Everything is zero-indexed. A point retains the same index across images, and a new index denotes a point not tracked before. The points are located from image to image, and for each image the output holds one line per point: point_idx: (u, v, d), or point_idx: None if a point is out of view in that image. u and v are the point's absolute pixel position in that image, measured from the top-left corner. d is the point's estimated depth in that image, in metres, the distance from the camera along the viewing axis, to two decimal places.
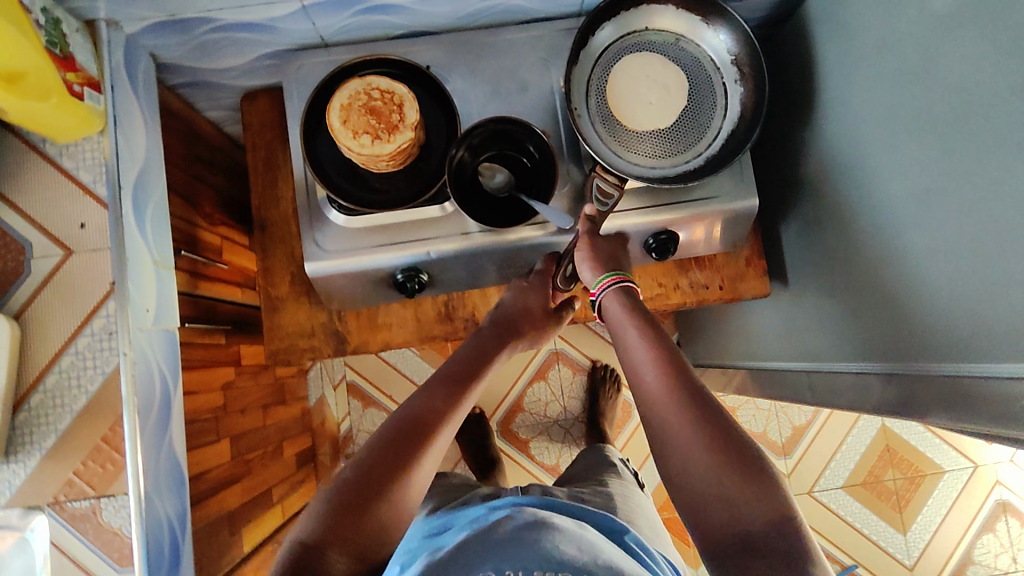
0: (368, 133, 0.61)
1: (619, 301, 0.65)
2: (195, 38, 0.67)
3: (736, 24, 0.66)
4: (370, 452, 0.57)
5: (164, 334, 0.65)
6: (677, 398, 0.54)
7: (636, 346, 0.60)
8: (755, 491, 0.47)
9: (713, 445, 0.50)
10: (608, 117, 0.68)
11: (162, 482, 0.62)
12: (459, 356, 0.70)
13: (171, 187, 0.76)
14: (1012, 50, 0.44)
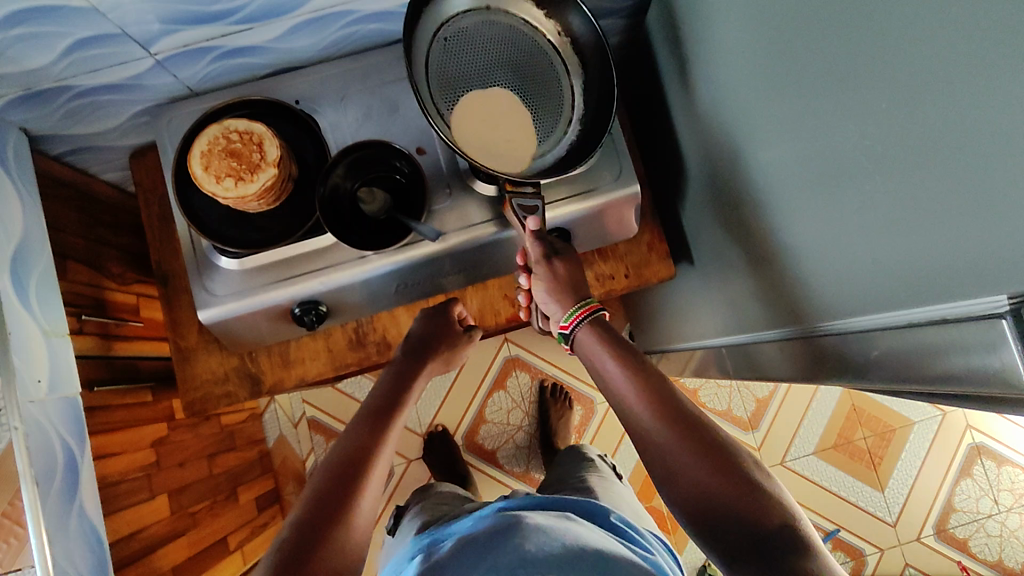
0: (231, 176, 0.62)
1: (593, 336, 0.67)
2: (61, 107, 0.68)
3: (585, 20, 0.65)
4: (311, 498, 0.59)
5: (63, 401, 0.66)
6: (665, 420, 0.58)
7: (615, 375, 0.64)
8: (741, 491, 0.54)
9: (691, 452, 0.56)
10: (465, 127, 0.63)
11: (74, 547, 0.62)
12: (377, 393, 0.73)
13: (68, 254, 0.76)
14: (833, 8, 0.44)
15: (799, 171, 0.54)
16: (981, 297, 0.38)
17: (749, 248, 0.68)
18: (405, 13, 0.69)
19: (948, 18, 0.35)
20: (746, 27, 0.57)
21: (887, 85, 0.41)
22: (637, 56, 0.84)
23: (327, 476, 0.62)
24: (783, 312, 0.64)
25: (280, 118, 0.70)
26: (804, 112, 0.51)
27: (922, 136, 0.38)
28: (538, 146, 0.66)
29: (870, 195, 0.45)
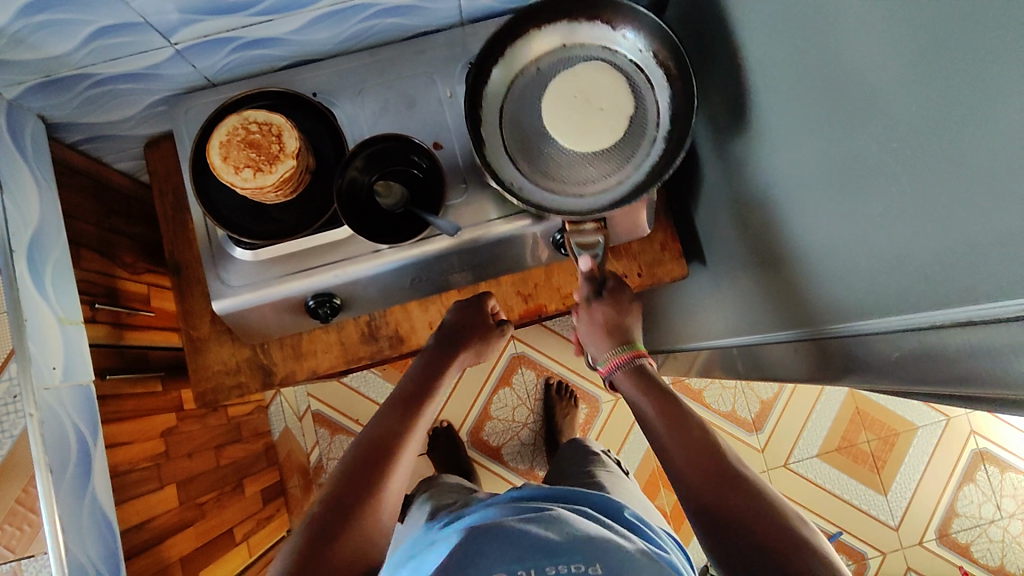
0: (249, 167, 0.62)
1: (630, 379, 0.70)
2: (79, 95, 0.68)
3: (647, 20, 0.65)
4: (335, 485, 0.60)
5: (78, 389, 0.66)
6: (694, 450, 0.60)
7: (647, 405, 0.66)
8: (772, 525, 0.54)
9: (717, 479, 0.58)
10: (537, 150, 0.67)
11: (87, 534, 0.62)
12: (408, 380, 0.71)
13: (82, 243, 0.76)
14: (861, 10, 0.44)
15: (820, 173, 0.54)
16: (1004, 301, 0.38)
17: (764, 250, 0.68)
18: (425, 8, 0.69)
19: (980, 19, 0.35)
20: (767, 28, 0.57)
21: (916, 87, 0.41)
22: None
23: (353, 462, 0.62)
24: (797, 313, 0.64)
25: (298, 109, 0.70)
26: (827, 114, 0.51)
27: (951, 138, 0.39)
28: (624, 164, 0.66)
29: (892, 196, 0.45)
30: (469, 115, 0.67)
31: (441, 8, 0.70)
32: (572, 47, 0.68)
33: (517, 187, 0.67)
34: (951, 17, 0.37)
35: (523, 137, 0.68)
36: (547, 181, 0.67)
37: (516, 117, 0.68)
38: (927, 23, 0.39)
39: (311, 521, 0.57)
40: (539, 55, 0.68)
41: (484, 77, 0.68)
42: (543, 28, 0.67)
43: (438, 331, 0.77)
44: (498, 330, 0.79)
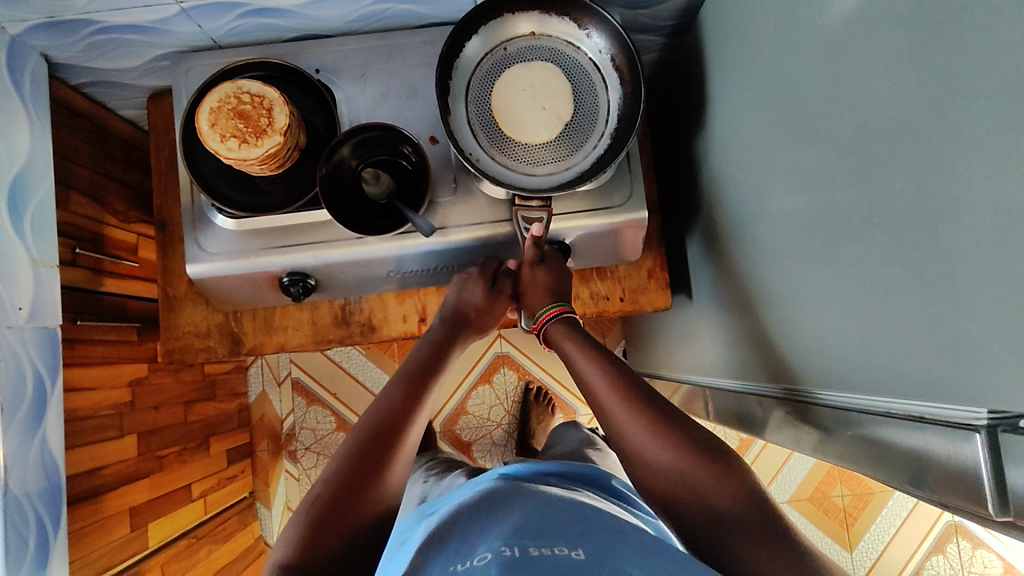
0: (236, 137, 0.61)
1: (564, 328, 0.68)
2: (83, 39, 0.67)
3: (605, 19, 0.64)
4: (341, 457, 0.55)
5: (42, 331, 0.66)
6: (635, 411, 0.58)
7: (590, 368, 0.63)
8: (728, 488, 0.51)
9: (665, 438, 0.55)
10: (497, 127, 0.66)
11: (32, 478, 0.63)
12: (414, 353, 0.68)
13: (73, 185, 0.76)
14: (858, 71, 0.42)
15: (800, 231, 0.52)
16: (958, 408, 0.37)
17: (744, 296, 0.66)
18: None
19: (965, 104, 0.32)
20: (766, 74, 0.54)
21: (896, 164, 0.38)
22: (672, 77, 0.82)
23: (359, 434, 0.57)
24: (766, 368, 0.62)
25: (289, 79, 0.69)
26: (812, 173, 0.49)
27: (926, 225, 0.36)
28: (571, 155, 0.67)
29: (867, 271, 0.43)
30: (439, 78, 0.65)
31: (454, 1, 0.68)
32: (541, 37, 0.66)
33: (474, 156, 0.65)
34: (937, 95, 0.34)
35: (482, 116, 0.67)
36: (498, 157, 0.66)
37: (477, 94, 0.67)
38: (915, 97, 0.36)
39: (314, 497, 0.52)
40: (514, 38, 0.66)
41: (471, 31, 0.66)
42: (518, 12, 0.66)
43: (442, 308, 0.74)
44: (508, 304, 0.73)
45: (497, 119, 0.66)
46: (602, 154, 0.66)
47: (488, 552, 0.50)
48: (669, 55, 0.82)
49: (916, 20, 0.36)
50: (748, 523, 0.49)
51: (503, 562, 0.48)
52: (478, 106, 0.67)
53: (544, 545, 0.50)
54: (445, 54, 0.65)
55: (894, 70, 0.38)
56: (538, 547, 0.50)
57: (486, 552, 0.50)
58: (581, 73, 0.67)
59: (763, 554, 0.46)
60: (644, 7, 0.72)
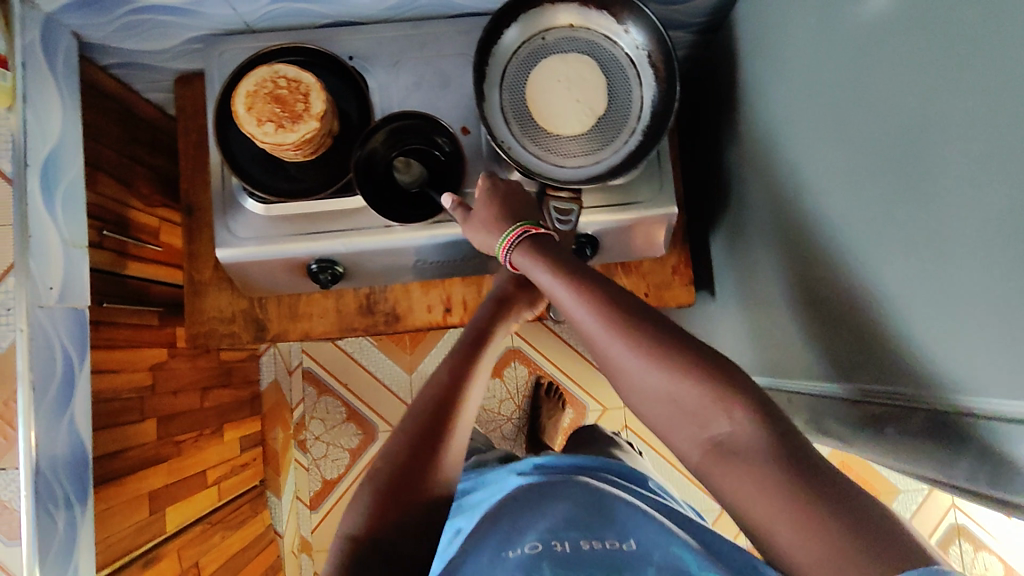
0: (272, 121, 0.61)
1: (525, 251, 0.58)
2: (118, 19, 0.67)
3: (641, 10, 0.63)
4: (400, 433, 0.56)
5: (71, 312, 0.66)
6: (610, 325, 0.49)
7: (556, 287, 0.54)
8: (730, 411, 0.45)
9: (662, 361, 0.47)
10: (530, 117, 0.67)
11: (59, 458, 0.63)
12: (465, 333, 0.67)
13: (100, 167, 0.76)
14: (932, 65, 0.42)
15: (863, 226, 0.53)
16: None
17: (797, 290, 0.66)
18: None
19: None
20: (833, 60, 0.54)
21: None
22: (703, 73, 0.82)
23: (415, 410, 0.58)
24: (835, 365, 0.61)
25: (322, 64, 0.68)
26: (883, 170, 0.49)
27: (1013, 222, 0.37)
28: (602, 149, 0.67)
29: None
30: (475, 65, 0.65)
31: None
32: (579, 30, 0.67)
33: (507, 145, 0.65)
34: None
35: (515, 107, 0.67)
36: (528, 148, 0.66)
37: (511, 84, 0.67)
38: None
39: (377, 474, 0.54)
40: (551, 29, 0.67)
41: (510, 21, 0.66)
42: (557, 3, 0.66)
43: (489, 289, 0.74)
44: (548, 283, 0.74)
45: (531, 109, 0.67)
46: (633, 148, 0.66)
47: (538, 543, 0.56)
48: (699, 51, 0.82)
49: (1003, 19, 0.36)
50: (756, 449, 0.43)
51: (553, 557, 0.55)
52: (512, 95, 0.67)
53: (593, 539, 0.56)
54: (482, 41, 0.65)
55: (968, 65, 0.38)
56: (587, 541, 0.56)
57: (535, 542, 0.56)
58: (616, 68, 0.67)
59: (787, 505, 0.39)
60: (678, 3, 0.72)
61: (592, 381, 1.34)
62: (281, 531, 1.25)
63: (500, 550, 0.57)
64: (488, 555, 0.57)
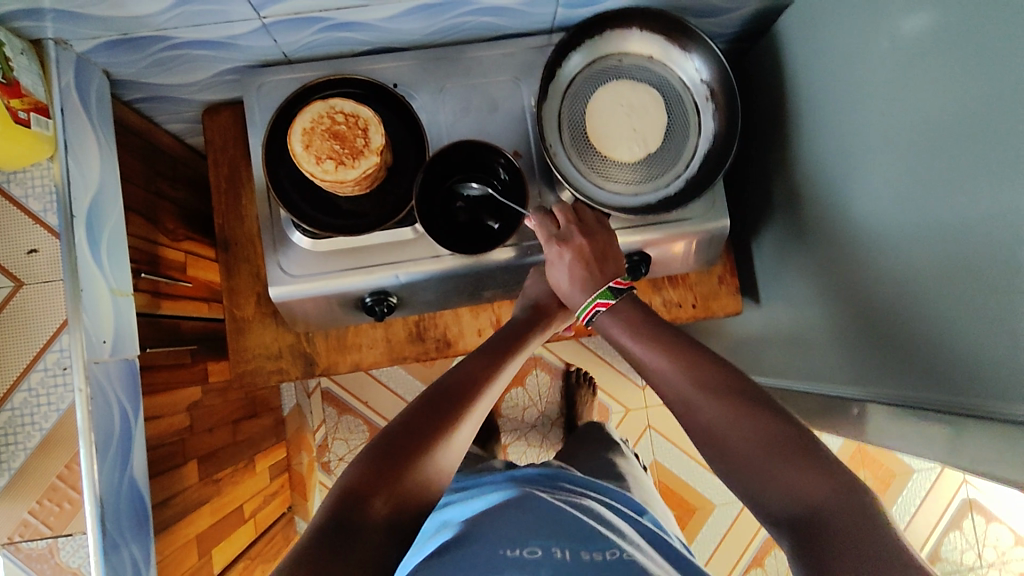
0: (331, 158, 0.59)
1: (614, 317, 0.60)
2: (151, 55, 0.64)
3: (706, 47, 0.64)
4: (401, 422, 0.53)
5: (124, 363, 0.64)
6: (705, 388, 0.51)
7: (646, 351, 0.56)
8: (816, 478, 0.43)
9: (742, 417, 0.48)
10: (586, 139, 0.66)
11: (123, 518, 0.61)
12: (489, 341, 0.65)
13: (131, 206, 0.73)
14: (1007, 93, 0.44)
15: (923, 241, 0.54)
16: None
17: (847, 299, 0.68)
18: (521, 11, 0.67)
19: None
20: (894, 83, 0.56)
21: None
22: (738, 81, 0.83)
23: (418, 403, 0.55)
24: (879, 377, 0.65)
25: (379, 98, 0.67)
26: (947, 186, 0.51)
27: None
28: (648, 179, 0.67)
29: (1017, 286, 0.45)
30: (543, 80, 0.65)
31: (537, 14, 0.68)
32: (650, 61, 0.68)
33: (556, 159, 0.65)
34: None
35: (569, 131, 0.67)
36: (572, 171, 0.66)
37: (571, 108, 0.67)
38: None
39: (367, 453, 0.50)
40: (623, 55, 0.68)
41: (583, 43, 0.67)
42: (637, 31, 0.67)
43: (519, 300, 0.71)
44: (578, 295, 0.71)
45: (587, 129, 0.67)
46: (672, 195, 0.66)
47: (537, 549, 0.53)
48: (737, 59, 0.82)
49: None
50: (837, 520, 0.41)
51: (550, 563, 0.52)
52: (572, 107, 0.67)
53: (595, 551, 0.52)
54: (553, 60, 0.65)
55: None
56: (588, 552, 0.52)
57: (534, 547, 0.54)
58: (676, 97, 0.68)
59: (850, 550, 0.39)
60: (716, 16, 0.73)
61: (613, 383, 1.35)
62: None
63: (496, 550, 0.54)
64: (480, 550, 0.54)
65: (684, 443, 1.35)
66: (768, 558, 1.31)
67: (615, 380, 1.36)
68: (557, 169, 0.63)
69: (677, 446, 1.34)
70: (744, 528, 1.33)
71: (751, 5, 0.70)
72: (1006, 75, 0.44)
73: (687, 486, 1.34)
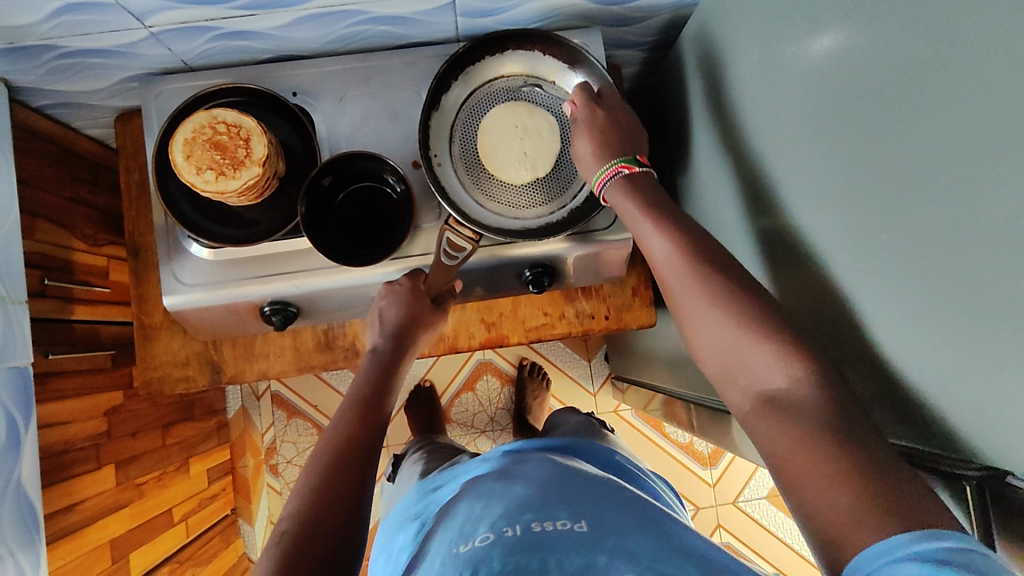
0: (212, 169, 0.59)
1: (621, 190, 0.59)
2: (45, 64, 0.63)
3: (601, 73, 0.66)
4: (310, 488, 0.54)
5: (13, 371, 0.64)
6: (694, 275, 0.50)
7: (644, 224, 0.55)
8: (789, 370, 0.44)
9: (724, 306, 0.48)
10: (479, 163, 0.67)
11: (7, 525, 0.61)
12: (359, 385, 0.66)
13: (37, 213, 0.73)
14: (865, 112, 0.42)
15: (800, 260, 0.53)
16: (977, 449, 0.38)
17: None
18: (419, 21, 0.66)
19: (995, 153, 0.33)
20: (772, 98, 0.54)
21: (919, 213, 0.39)
22: (655, 91, 0.82)
23: (324, 462, 0.57)
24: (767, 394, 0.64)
25: (285, 117, 0.68)
26: (815, 206, 0.50)
27: (944, 265, 0.38)
28: (545, 201, 0.67)
29: (886, 308, 0.44)
30: (426, 107, 0.65)
31: (437, 23, 0.67)
32: (535, 79, 0.67)
33: (450, 187, 0.66)
34: (957, 139, 0.35)
35: (462, 151, 0.67)
36: (466, 195, 0.66)
37: (462, 129, 0.67)
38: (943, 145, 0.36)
39: (286, 527, 0.51)
40: (507, 74, 0.67)
41: (466, 65, 0.66)
42: (520, 49, 0.66)
43: (376, 326, 0.69)
44: (439, 311, 0.71)
45: (480, 153, 0.66)
46: (551, 223, 0.67)
47: (487, 534, 0.49)
48: (654, 69, 0.81)
49: (936, 65, 0.36)
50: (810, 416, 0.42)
51: (503, 544, 0.47)
52: (467, 122, 0.67)
53: (546, 521, 0.49)
54: (434, 89, 0.65)
55: (917, 117, 0.38)
56: (539, 523, 0.49)
57: (485, 534, 0.49)
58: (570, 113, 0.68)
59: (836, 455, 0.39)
60: (628, 24, 0.71)
61: (564, 390, 1.34)
62: (253, 557, 1.24)
63: (451, 549, 0.49)
64: (438, 561, 0.49)
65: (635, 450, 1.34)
66: None
67: (567, 386, 1.35)
68: (435, 182, 0.64)
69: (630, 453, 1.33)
70: None
71: (658, 16, 0.69)
72: (870, 91, 0.42)
73: None
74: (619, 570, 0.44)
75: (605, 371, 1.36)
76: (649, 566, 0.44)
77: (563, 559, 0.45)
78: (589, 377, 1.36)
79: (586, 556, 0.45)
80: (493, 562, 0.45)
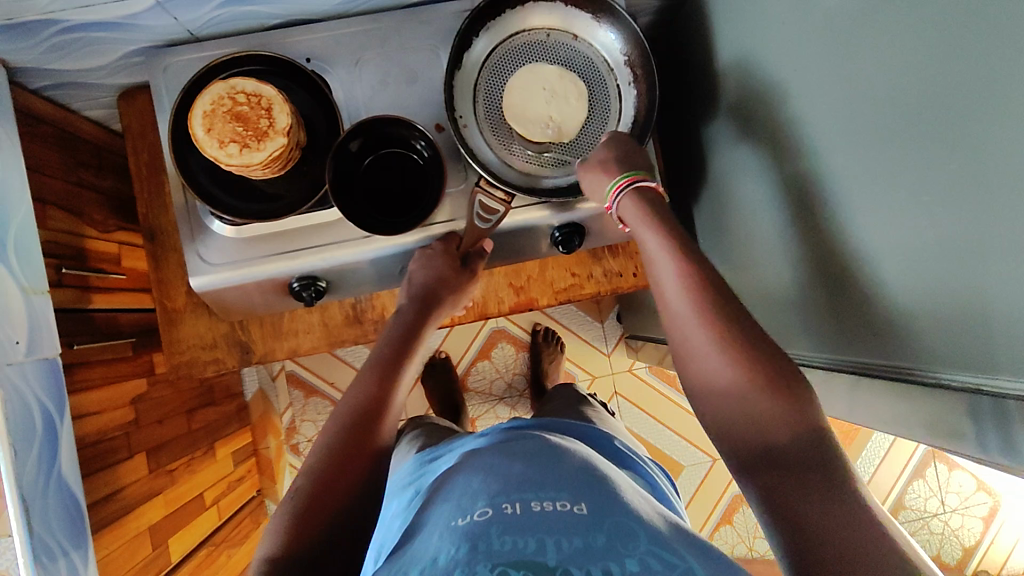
0: (235, 142, 0.57)
1: (636, 204, 0.59)
2: (46, 41, 0.60)
3: (628, 22, 0.63)
4: (326, 451, 0.53)
5: (42, 363, 0.63)
6: (705, 317, 0.51)
7: (661, 256, 0.55)
8: (792, 425, 0.47)
9: (731, 350, 0.50)
10: (505, 122, 0.65)
11: (50, 516, 0.61)
12: (378, 348, 0.65)
13: (47, 201, 0.70)
14: (918, 45, 0.41)
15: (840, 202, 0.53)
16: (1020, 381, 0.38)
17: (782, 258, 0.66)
18: None
19: None
20: (808, 39, 0.53)
21: (972, 148, 0.38)
22: (674, 39, 0.80)
23: (343, 424, 0.56)
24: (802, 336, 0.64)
25: (302, 84, 0.65)
26: (856, 147, 0.49)
27: (999, 198, 0.37)
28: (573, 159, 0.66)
29: (933, 249, 0.43)
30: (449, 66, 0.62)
31: None
32: (558, 31, 0.65)
33: (476, 148, 0.64)
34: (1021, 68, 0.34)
35: (485, 111, 0.65)
36: (493, 156, 0.65)
37: (485, 88, 0.65)
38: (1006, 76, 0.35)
39: (304, 489, 0.51)
40: (530, 28, 0.65)
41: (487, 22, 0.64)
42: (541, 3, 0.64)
43: (405, 287, 0.70)
44: (468, 274, 0.71)
45: (505, 114, 0.65)
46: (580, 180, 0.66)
47: (486, 509, 0.49)
48: (671, 16, 0.79)
49: None
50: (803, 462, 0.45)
51: (501, 521, 0.47)
52: (491, 80, 0.65)
53: (545, 500, 0.49)
54: (455, 47, 0.62)
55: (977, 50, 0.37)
56: (538, 503, 0.49)
57: (483, 508, 0.49)
58: (593, 65, 0.66)
59: (827, 506, 0.42)
60: None
61: (578, 352, 1.35)
62: None
63: (447, 521, 0.49)
64: (432, 529, 0.49)
65: (652, 406, 1.35)
66: (736, 514, 1.33)
67: (581, 348, 1.35)
68: (462, 142, 0.62)
69: (646, 409, 1.35)
70: (713, 486, 1.34)
71: None
72: (920, 25, 0.40)
73: (660, 449, 1.34)
74: (620, 551, 0.43)
75: (619, 331, 1.37)
76: (650, 552, 0.43)
77: (560, 542, 0.44)
78: (602, 337, 1.36)
79: (585, 537, 0.45)
80: (490, 537, 0.45)
